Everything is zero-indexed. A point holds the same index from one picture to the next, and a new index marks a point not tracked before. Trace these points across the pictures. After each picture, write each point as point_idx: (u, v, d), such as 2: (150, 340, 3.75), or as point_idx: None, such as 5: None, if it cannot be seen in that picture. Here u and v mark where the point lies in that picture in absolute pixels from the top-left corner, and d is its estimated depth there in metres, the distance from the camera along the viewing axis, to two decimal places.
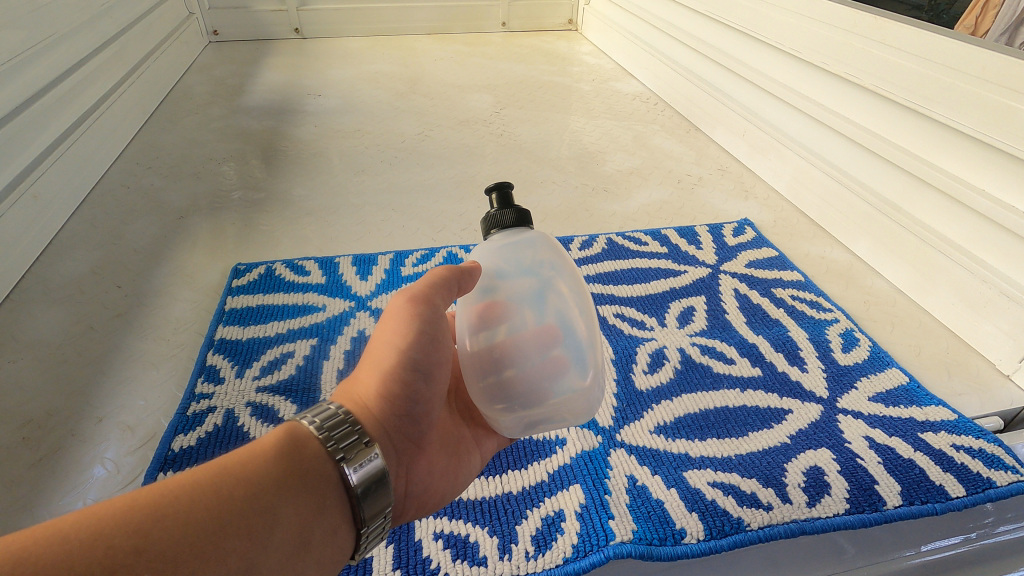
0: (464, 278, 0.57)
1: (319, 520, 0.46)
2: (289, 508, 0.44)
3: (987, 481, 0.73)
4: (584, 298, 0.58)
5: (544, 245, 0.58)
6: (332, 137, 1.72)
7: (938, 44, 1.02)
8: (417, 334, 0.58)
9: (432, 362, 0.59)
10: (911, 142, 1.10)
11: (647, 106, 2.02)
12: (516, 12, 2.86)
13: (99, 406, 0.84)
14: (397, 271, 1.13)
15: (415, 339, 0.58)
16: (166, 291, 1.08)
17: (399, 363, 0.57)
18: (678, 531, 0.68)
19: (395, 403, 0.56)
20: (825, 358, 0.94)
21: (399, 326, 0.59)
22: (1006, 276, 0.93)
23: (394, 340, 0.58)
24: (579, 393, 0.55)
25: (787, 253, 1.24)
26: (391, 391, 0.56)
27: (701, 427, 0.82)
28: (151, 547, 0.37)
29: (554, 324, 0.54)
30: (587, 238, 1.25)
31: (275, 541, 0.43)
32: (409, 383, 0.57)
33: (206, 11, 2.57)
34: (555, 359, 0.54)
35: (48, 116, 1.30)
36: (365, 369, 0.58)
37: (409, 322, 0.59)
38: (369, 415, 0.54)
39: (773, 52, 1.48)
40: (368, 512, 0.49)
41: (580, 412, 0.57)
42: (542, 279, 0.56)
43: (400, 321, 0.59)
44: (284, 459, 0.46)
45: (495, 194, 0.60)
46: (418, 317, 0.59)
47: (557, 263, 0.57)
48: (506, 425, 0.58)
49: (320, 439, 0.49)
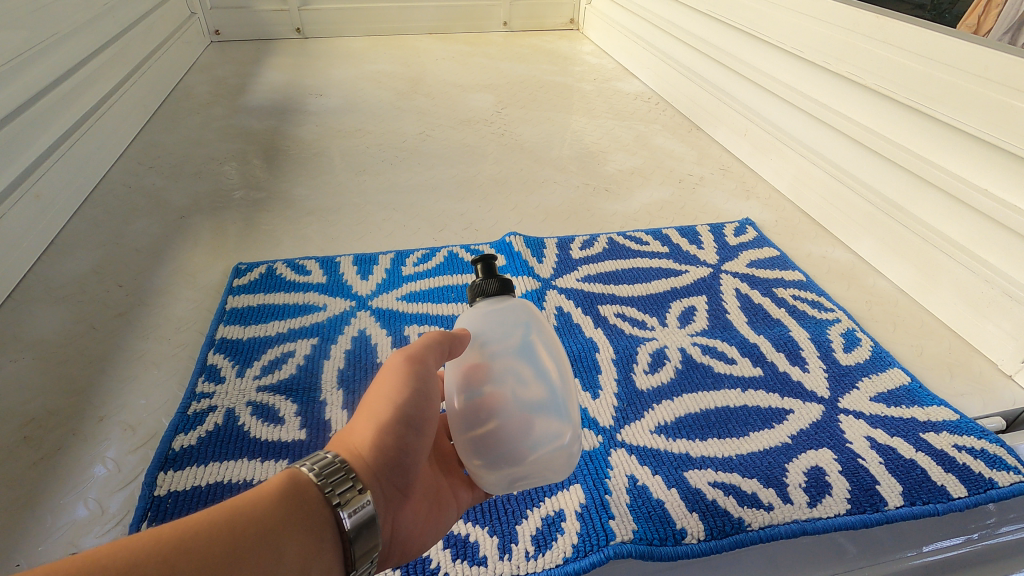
0: (455, 343, 0.57)
1: (319, 559, 0.46)
2: (294, 545, 0.44)
3: (990, 481, 0.73)
4: (561, 359, 0.58)
5: (528, 313, 0.58)
6: (333, 137, 1.72)
7: (939, 44, 1.02)
8: (413, 392, 0.58)
9: (424, 416, 0.58)
10: (915, 140, 1.09)
11: (649, 105, 2.01)
12: (518, 12, 2.85)
13: (99, 405, 0.85)
14: (397, 271, 1.13)
15: (411, 395, 0.57)
16: (167, 290, 1.08)
17: (395, 418, 0.56)
18: (679, 531, 0.68)
19: (388, 452, 0.54)
20: (826, 358, 0.94)
21: (395, 382, 0.58)
22: (1007, 275, 0.93)
23: (390, 395, 0.57)
24: (562, 452, 0.55)
25: (788, 253, 1.23)
26: (385, 444, 0.54)
27: (701, 427, 0.82)
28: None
29: (543, 390, 0.54)
30: (588, 238, 1.25)
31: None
32: (402, 436, 0.56)
33: (207, 11, 2.56)
34: (535, 420, 0.54)
35: (50, 117, 1.30)
36: (360, 419, 0.56)
37: (406, 381, 0.58)
38: (365, 462, 0.53)
39: (774, 51, 1.48)
40: (360, 551, 0.48)
41: (561, 466, 0.57)
42: (529, 346, 0.56)
43: (396, 377, 0.58)
44: (291, 500, 0.46)
45: (480, 265, 0.59)
46: (413, 376, 0.58)
47: (541, 328, 0.58)
48: (493, 481, 0.57)
49: (319, 485, 0.48)
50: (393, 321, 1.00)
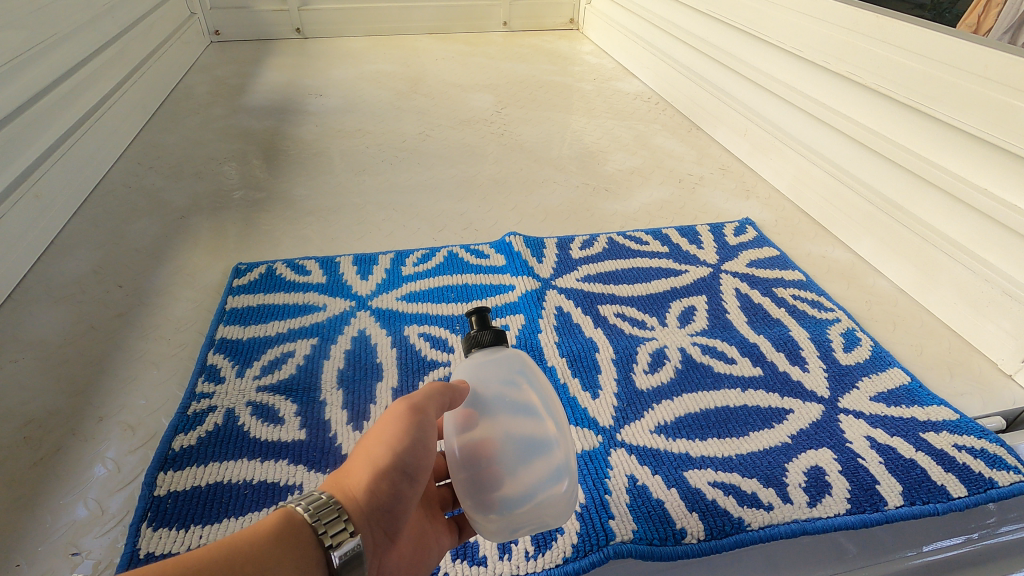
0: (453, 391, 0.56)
1: None
2: None
3: (990, 481, 0.73)
4: (557, 406, 0.57)
5: (521, 361, 0.58)
6: (333, 137, 1.72)
7: (939, 43, 1.02)
8: (414, 442, 0.53)
9: (422, 466, 0.54)
10: (915, 140, 1.09)
11: (648, 105, 2.01)
12: (518, 12, 2.85)
13: (99, 405, 0.85)
14: (397, 271, 1.13)
15: (412, 445, 0.53)
16: (167, 291, 1.08)
17: (393, 467, 0.51)
18: (679, 531, 0.68)
19: (382, 503, 0.51)
20: (826, 358, 0.93)
21: (395, 429, 0.53)
22: (1007, 275, 0.93)
23: (390, 442, 0.52)
24: (560, 495, 0.53)
25: (788, 252, 1.23)
26: (380, 494, 0.50)
27: (701, 427, 0.82)
28: None
29: (538, 433, 0.54)
30: (588, 237, 1.25)
31: None
32: (398, 486, 0.51)
33: (207, 11, 2.56)
34: (532, 464, 0.53)
35: (50, 117, 1.30)
36: (355, 461, 0.52)
37: (407, 430, 0.53)
38: (358, 511, 0.49)
39: (773, 50, 1.48)
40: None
41: (559, 514, 0.56)
42: (523, 391, 0.56)
43: (397, 424, 0.53)
44: (285, 539, 0.44)
45: (474, 316, 0.60)
46: (416, 426, 0.53)
47: (534, 375, 0.58)
48: (491, 530, 0.55)
49: (313, 526, 0.46)
50: (393, 321, 1.00)
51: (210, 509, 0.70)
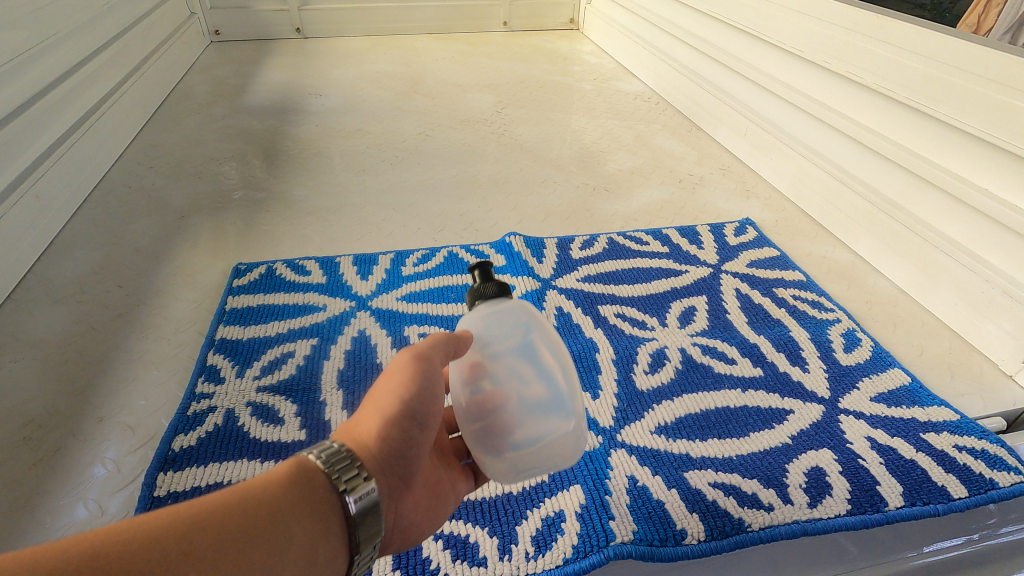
0: (459, 343, 0.56)
1: (326, 541, 0.45)
2: (303, 529, 0.43)
3: (990, 482, 0.73)
4: (562, 356, 0.57)
5: (525, 313, 0.57)
6: (333, 137, 1.72)
7: (940, 43, 1.02)
8: (420, 388, 0.55)
9: (430, 411, 0.56)
10: (915, 140, 1.09)
11: (648, 105, 2.01)
12: (518, 11, 2.85)
13: (99, 405, 0.85)
14: (397, 271, 1.13)
15: (418, 391, 0.55)
16: (167, 291, 1.08)
17: (401, 413, 0.53)
18: (679, 531, 0.68)
19: (394, 448, 0.53)
20: (827, 358, 0.93)
21: (401, 379, 0.55)
22: (1008, 275, 0.93)
23: (397, 390, 0.55)
24: (567, 440, 0.54)
25: (788, 253, 1.23)
26: (391, 439, 0.52)
27: (701, 428, 0.82)
28: (195, 552, 0.38)
29: (543, 381, 0.53)
30: (588, 238, 1.25)
31: (290, 556, 0.42)
32: (407, 431, 0.54)
33: (207, 11, 2.56)
34: (538, 411, 0.53)
35: (49, 117, 1.30)
36: (365, 411, 0.54)
37: (411, 379, 0.55)
38: (371, 457, 0.51)
39: (773, 50, 1.48)
40: (364, 535, 0.47)
41: (568, 455, 0.56)
42: (528, 343, 0.55)
43: (402, 373, 0.55)
44: (300, 485, 0.45)
45: (476, 270, 0.59)
46: (421, 374, 0.55)
47: (539, 327, 0.57)
48: (501, 472, 0.56)
49: (326, 472, 0.47)
50: (393, 321, 1.00)
51: None
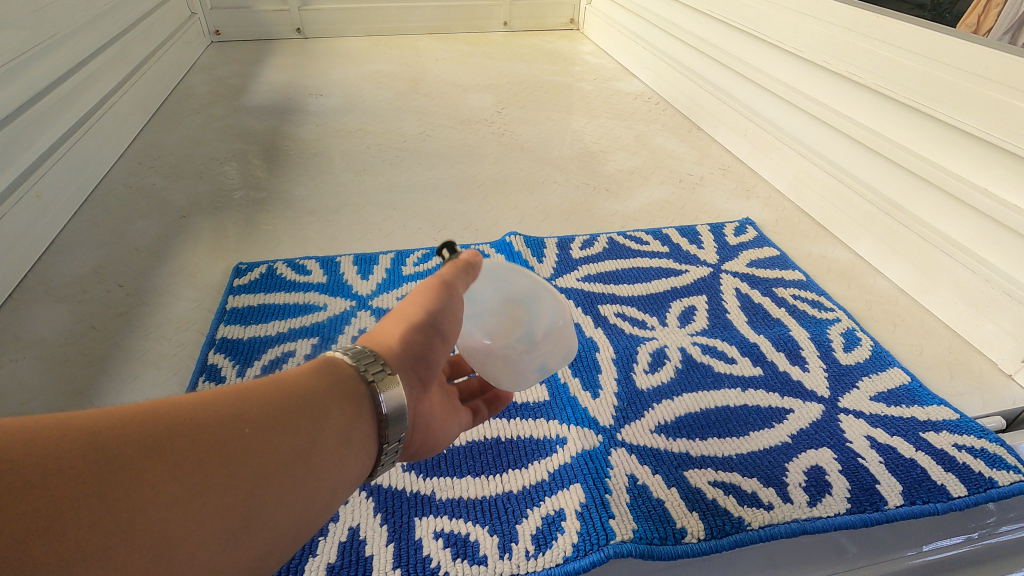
0: (470, 272, 0.62)
1: (360, 425, 0.45)
2: (339, 409, 0.44)
3: (990, 481, 0.73)
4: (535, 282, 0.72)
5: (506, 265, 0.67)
6: (333, 137, 1.72)
7: (941, 43, 1.01)
8: (443, 304, 0.57)
9: (450, 327, 0.58)
10: (915, 140, 1.09)
11: (648, 105, 2.01)
12: (518, 12, 2.85)
13: (100, 405, 0.85)
14: (398, 271, 1.14)
15: (440, 306, 0.57)
16: (168, 290, 1.08)
17: (426, 321, 0.55)
18: (679, 530, 0.68)
19: (418, 353, 0.54)
20: (826, 358, 0.94)
21: (427, 295, 0.57)
22: (1008, 275, 0.93)
23: (421, 300, 0.57)
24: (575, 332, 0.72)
25: (788, 252, 1.23)
26: (415, 342, 0.54)
27: (701, 427, 0.82)
28: (237, 417, 0.39)
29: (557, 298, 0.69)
30: (588, 237, 1.25)
31: (327, 432, 0.43)
32: (429, 340, 0.55)
33: (207, 11, 2.56)
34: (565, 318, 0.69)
35: (50, 117, 1.30)
36: (388, 322, 0.55)
37: (436, 296, 0.57)
38: (394, 357, 0.52)
39: (774, 50, 1.48)
40: (392, 429, 0.48)
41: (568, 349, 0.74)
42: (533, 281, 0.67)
43: (428, 291, 0.58)
44: (333, 372, 0.46)
45: (446, 250, 0.62)
46: (442, 294, 0.58)
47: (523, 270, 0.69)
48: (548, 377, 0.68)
49: (353, 367, 0.48)
50: None
51: None
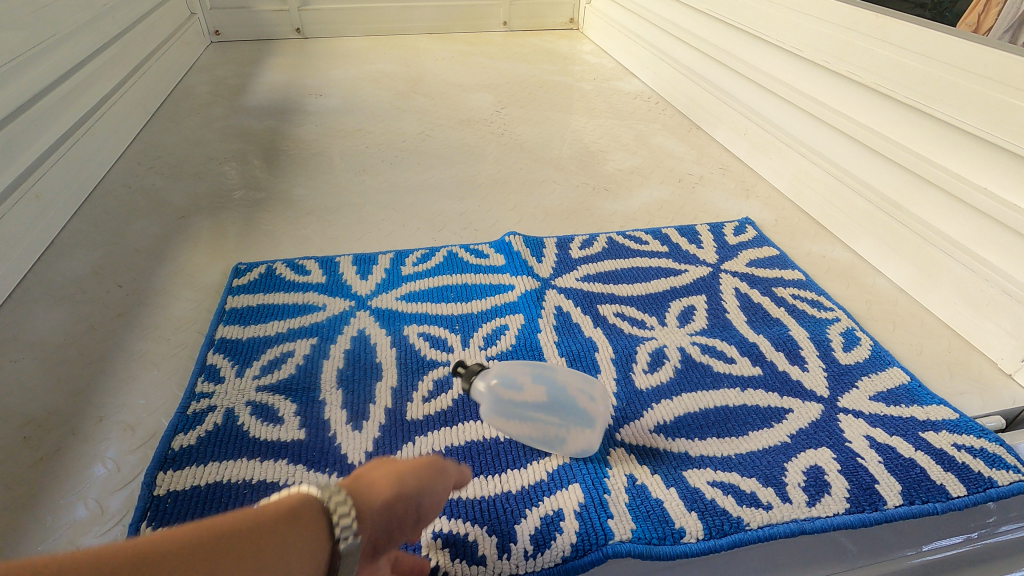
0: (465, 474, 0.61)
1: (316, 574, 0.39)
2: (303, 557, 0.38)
3: (989, 480, 0.73)
4: None
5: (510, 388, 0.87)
6: (333, 137, 1.72)
7: (942, 42, 1.01)
8: (432, 489, 0.54)
9: (424, 507, 0.54)
10: (915, 139, 1.09)
11: (648, 104, 2.01)
12: (517, 11, 2.85)
13: (99, 405, 0.85)
14: (397, 271, 1.14)
15: (429, 490, 0.53)
16: (167, 291, 1.08)
17: (411, 496, 0.51)
18: (678, 530, 0.68)
19: (384, 520, 0.48)
20: (826, 357, 0.93)
21: (425, 472, 0.53)
22: (1008, 274, 0.93)
23: (416, 472, 0.53)
24: None
25: (788, 252, 1.23)
26: (390, 511, 0.48)
27: (700, 427, 0.82)
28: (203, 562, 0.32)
29: None
30: (588, 237, 1.25)
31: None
32: (400, 513, 0.50)
33: (207, 11, 2.56)
34: None
35: (49, 117, 1.30)
36: (382, 477, 0.50)
37: (432, 479, 0.54)
38: (367, 517, 0.46)
39: (774, 50, 1.48)
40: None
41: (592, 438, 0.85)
42: None
43: (427, 468, 0.54)
44: (302, 518, 0.40)
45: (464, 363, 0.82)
46: (438, 481, 0.55)
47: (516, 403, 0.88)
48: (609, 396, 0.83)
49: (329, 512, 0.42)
50: (393, 321, 1.00)
51: (210, 508, 0.70)
